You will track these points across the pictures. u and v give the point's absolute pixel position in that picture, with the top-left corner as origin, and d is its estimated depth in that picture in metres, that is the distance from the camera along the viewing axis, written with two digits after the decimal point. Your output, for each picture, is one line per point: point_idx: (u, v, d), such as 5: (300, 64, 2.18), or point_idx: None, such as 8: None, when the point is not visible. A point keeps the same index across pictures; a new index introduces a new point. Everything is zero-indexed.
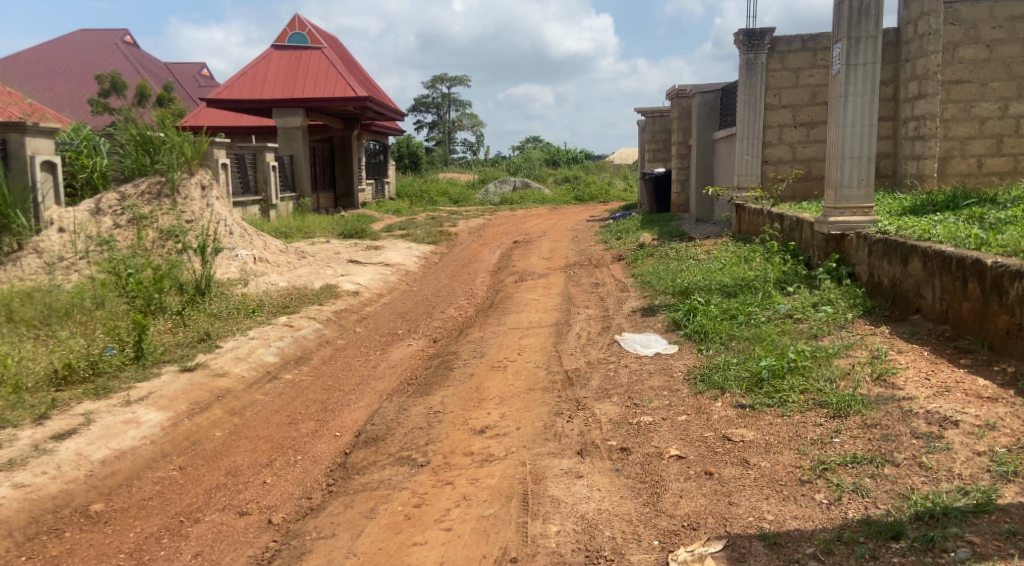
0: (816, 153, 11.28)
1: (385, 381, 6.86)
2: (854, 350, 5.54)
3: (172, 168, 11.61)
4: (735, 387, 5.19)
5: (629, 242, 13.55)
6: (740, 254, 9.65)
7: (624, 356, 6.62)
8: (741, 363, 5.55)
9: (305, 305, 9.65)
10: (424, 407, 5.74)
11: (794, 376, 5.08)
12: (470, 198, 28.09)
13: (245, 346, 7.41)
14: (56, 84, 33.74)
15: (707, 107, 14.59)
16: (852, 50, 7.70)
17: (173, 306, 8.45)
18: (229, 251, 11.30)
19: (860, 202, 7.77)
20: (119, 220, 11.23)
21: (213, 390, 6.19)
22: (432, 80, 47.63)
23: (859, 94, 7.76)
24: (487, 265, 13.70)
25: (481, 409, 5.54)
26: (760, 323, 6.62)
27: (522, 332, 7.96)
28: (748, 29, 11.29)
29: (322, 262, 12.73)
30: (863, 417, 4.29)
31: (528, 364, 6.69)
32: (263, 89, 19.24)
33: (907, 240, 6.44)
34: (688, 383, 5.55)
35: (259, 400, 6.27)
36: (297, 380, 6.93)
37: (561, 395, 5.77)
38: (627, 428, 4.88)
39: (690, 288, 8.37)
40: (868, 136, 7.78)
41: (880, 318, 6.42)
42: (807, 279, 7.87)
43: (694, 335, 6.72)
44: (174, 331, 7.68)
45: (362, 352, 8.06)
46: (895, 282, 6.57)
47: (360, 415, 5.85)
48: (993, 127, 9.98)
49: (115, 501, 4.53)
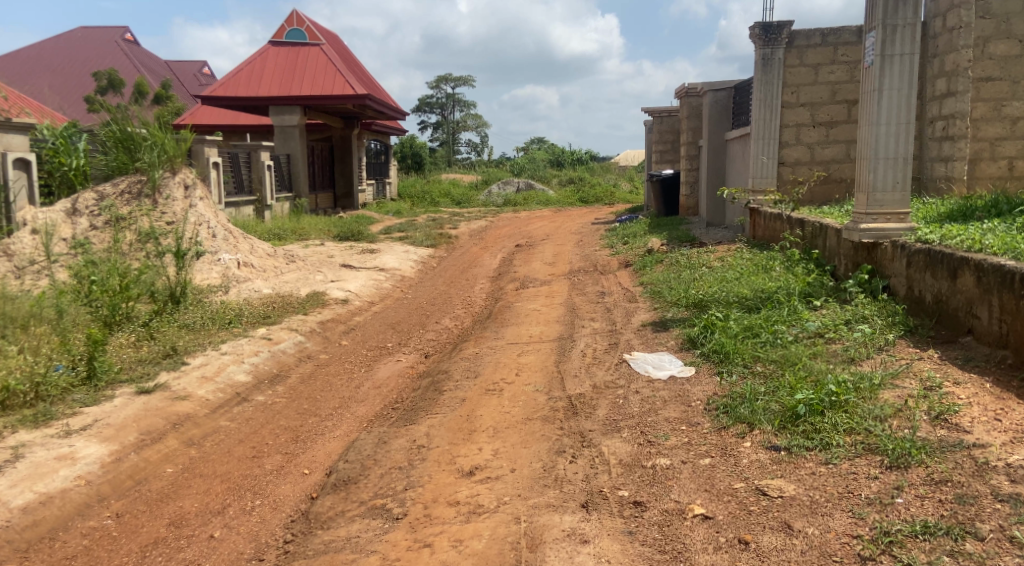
0: (836, 154, 10.54)
1: (367, 404, 6.14)
2: (902, 380, 4.83)
3: (153, 166, 10.90)
4: (765, 423, 4.47)
5: (637, 247, 12.80)
6: (758, 262, 8.95)
7: (634, 381, 5.87)
8: (771, 394, 4.82)
9: (288, 315, 8.93)
10: (407, 440, 5.01)
11: (836, 413, 4.35)
12: (473, 199, 27.39)
13: (214, 364, 6.68)
14: (55, 82, 33.04)
15: (719, 106, 13.85)
16: (888, 39, 6.96)
17: (141, 317, 7.71)
18: (211, 255, 10.59)
19: (895, 207, 7.05)
20: (96, 221, 10.55)
21: (170, 416, 5.44)
22: (437, 80, 46.96)
23: (895, 88, 7.00)
24: (487, 270, 12.96)
25: (469, 444, 4.82)
26: (787, 344, 5.89)
27: (521, 348, 7.23)
28: (765, 22, 10.55)
29: (313, 266, 12.01)
30: (929, 469, 3.60)
31: (526, 389, 5.93)
32: (258, 85, 18.54)
33: (955, 251, 5.74)
34: (710, 416, 4.84)
35: (223, 427, 5.53)
36: (270, 403, 6.18)
37: (563, 427, 5.04)
38: (640, 474, 4.15)
39: (706, 301, 7.64)
40: (904, 135, 7.04)
41: (925, 340, 5.73)
42: (834, 291, 7.16)
43: (713, 355, 6.01)
44: (137, 346, 6.96)
45: (344, 368, 7.34)
46: (940, 298, 5.87)
47: (335, 448, 5.13)
48: None
49: (32, 562, 3.88)
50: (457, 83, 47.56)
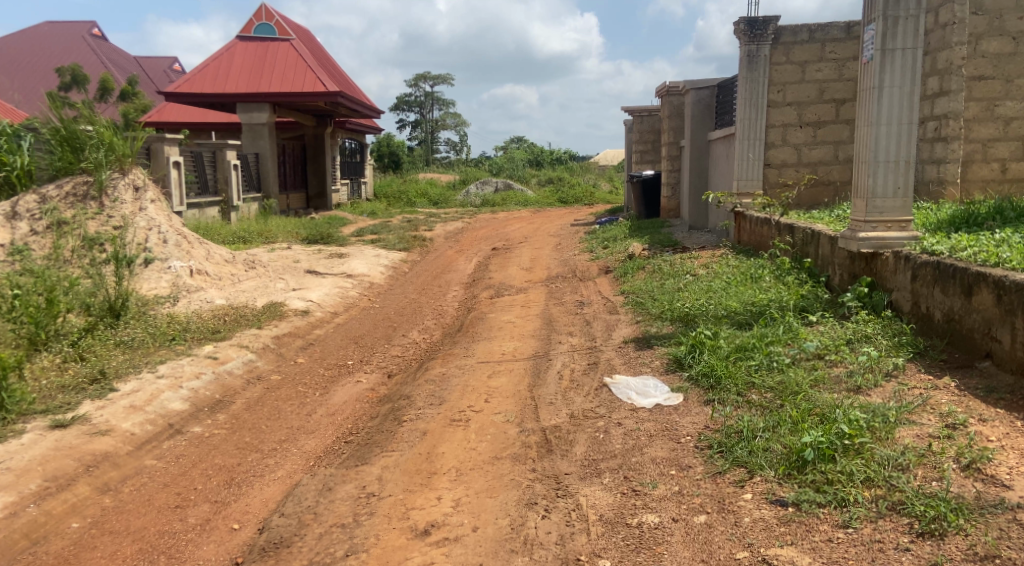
0: (823, 156, 9.96)
1: (317, 437, 5.48)
2: (919, 415, 4.25)
3: (99, 167, 10.17)
4: (768, 470, 3.88)
5: (617, 252, 12.19)
6: (745, 271, 8.35)
7: (616, 410, 5.23)
8: (771, 432, 4.22)
9: (240, 329, 8.21)
10: (355, 485, 4.37)
11: (850, 459, 3.77)
12: (450, 200, 26.70)
13: (146, 391, 6.00)
14: (19, 80, 31.99)
15: (701, 105, 13.26)
16: (889, 32, 6.31)
17: (71, 334, 7.00)
18: (161, 262, 9.84)
19: (897, 214, 6.44)
20: (36, 225, 9.75)
21: (83, 456, 4.86)
22: (414, 78, 46.25)
23: (896, 85, 6.36)
24: (461, 277, 12.29)
25: (427, 492, 4.21)
26: (785, 368, 5.28)
27: (493, 368, 6.57)
28: (750, 17, 9.96)
29: (274, 273, 11.26)
30: (968, 539, 3.22)
31: (496, 420, 5.28)
32: (224, 81, 17.74)
33: (969, 265, 5.17)
34: (702, 457, 4.22)
35: (147, 468, 4.95)
36: (206, 435, 5.53)
37: (535, 469, 4.40)
38: (624, 536, 3.63)
39: (694, 315, 7.01)
40: (906, 137, 6.41)
41: (936, 364, 5.17)
42: (832, 305, 6.59)
43: (704, 380, 5.39)
44: (60, 370, 6.28)
45: (297, 392, 6.64)
46: (951, 317, 5.30)
47: (275, 494, 4.51)
48: (1018, 128, 8.73)
49: None
50: (436, 82, 46.84)
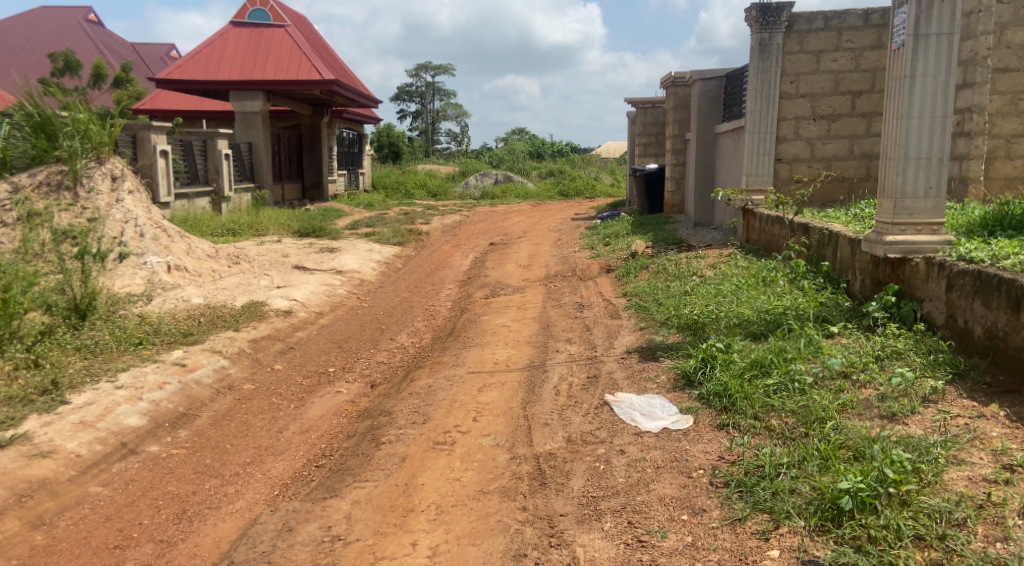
0: (838, 151, 9.37)
1: (286, 459, 4.93)
2: (971, 448, 3.69)
3: (74, 156, 9.59)
4: (797, 519, 3.38)
5: (619, 250, 11.58)
6: (757, 274, 7.76)
7: (618, 435, 4.66)
8: (797, 470, 3.66)
9: (216, 332, 7.63)
10: (322, 525, 3.86)
11: (897, 512, 3.26)
12: (449, 191, 26.08)
13: (100, 404, 5.43)
14: (12, 67, 31.38)
15: (708, 96, 12.66)
16: (923, 16, 5.69)
17: (26, 337, 6.41)
18: (137, 258, 9.22)
19: (927, 216, 5.85)
20: (6, 216, 9.10)
21: (17, 484, 4.33)
22: (416, 69, 45.61)
23: (929, 74, 5.75)
24: (456, 274, 11.72)
25: (400, 537, 3.71)
26: (807, 389, 4.71)
27: (484, 380, 6.00)
28: (763, 3, 9.35)
29: (260, 270, 10.67)
30: None
31: (483, 444, 4.71)
32: (214, 67, 17.11)
33: (1017, 276, 4.60)
34: (717, 498, 3.67)
35: (90, 496, 4.42)
36: (163, 456, 4.99)
37: (525, 508, 3.85)
38: None
39: (703, 322, 6.44)
40: (939, 131, 5.80)
41: (979, 387, 4.62)
42: (855, 315, 6.02)
43: (716, 401, 4.83)
44: (9, 379, 5.71)
45: (270, 404, 6.07)
46: (994, 333, 4.74)
47: (234, 530, 4.01)
48: None
49: None
50: (438, 73, 46.14)
